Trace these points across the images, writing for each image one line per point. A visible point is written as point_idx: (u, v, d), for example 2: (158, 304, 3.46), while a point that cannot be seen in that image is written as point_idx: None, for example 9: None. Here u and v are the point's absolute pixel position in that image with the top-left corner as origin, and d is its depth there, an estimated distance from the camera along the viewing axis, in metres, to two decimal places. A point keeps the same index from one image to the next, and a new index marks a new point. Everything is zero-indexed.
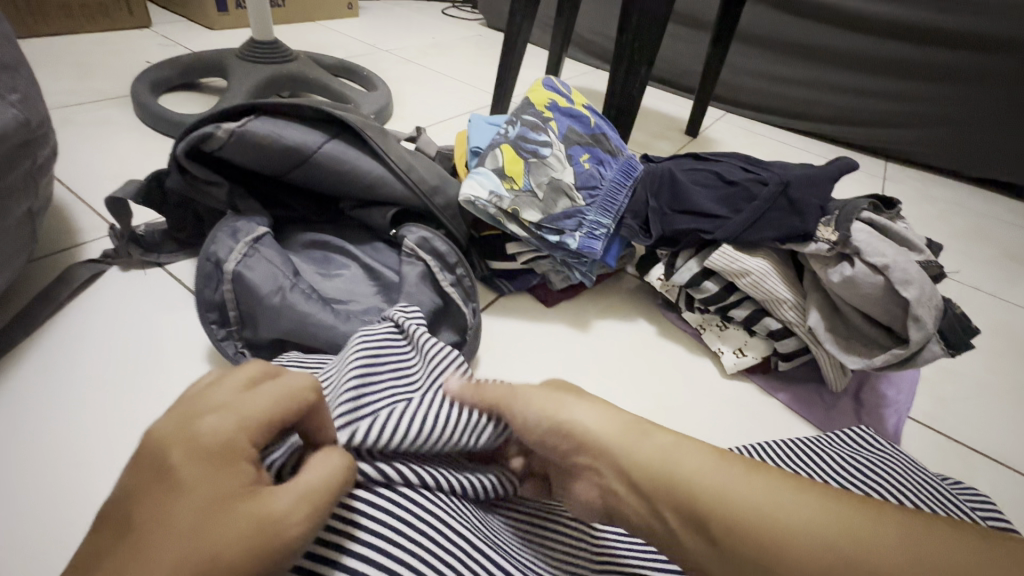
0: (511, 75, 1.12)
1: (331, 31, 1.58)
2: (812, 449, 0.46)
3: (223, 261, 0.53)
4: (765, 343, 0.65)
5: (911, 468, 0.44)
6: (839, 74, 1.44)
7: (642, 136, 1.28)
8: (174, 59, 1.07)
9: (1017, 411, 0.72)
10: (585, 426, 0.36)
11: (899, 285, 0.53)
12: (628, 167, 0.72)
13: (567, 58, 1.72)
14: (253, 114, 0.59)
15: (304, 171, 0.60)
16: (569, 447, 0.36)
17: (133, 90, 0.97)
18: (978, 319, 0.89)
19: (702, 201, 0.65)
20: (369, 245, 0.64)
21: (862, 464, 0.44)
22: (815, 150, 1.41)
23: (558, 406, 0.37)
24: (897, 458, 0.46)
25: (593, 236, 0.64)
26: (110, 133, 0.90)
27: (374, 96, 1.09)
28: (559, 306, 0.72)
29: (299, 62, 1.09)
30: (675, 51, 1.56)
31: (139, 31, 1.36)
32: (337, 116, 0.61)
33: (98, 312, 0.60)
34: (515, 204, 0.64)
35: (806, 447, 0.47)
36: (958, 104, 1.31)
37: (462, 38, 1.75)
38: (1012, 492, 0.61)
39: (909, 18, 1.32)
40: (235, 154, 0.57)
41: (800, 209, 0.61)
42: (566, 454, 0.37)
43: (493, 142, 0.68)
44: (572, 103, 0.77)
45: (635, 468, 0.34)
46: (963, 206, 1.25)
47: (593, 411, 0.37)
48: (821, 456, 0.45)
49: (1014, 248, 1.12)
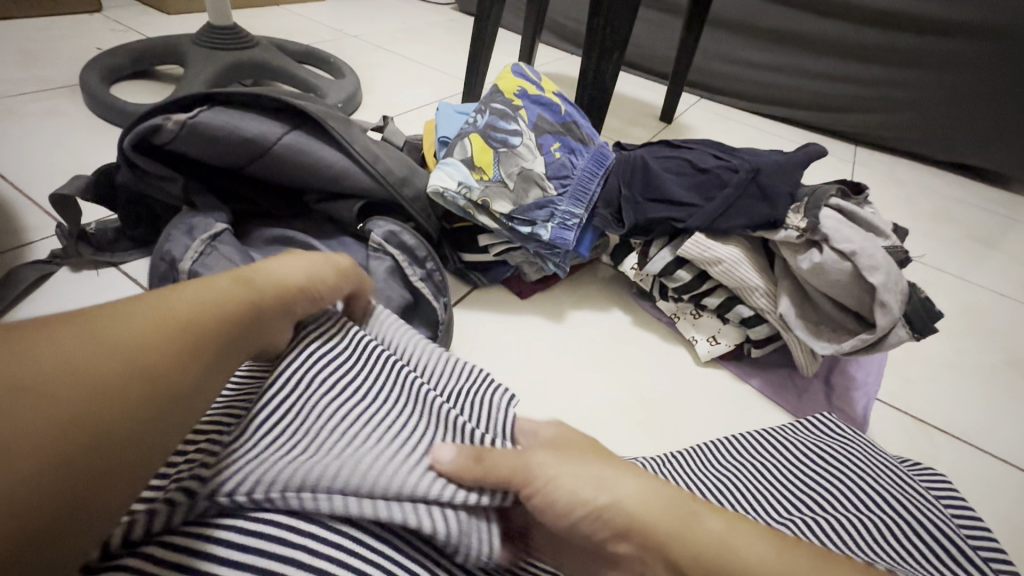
0: (483, 61, 1.10)
1: (297, 16, 1.53)
2: (774, 448, 0.45)
3: (178, 260, 0.50)
4: (738, 330, 0.65)
5: (871, 452, 0.45)
6: (809, 58, 1.45)
7: (617, 123, 1.27)
8: (127, 47, 1.01)
9: (978, 389, 0.75)
10: (625, 509, 0.32)
11: (866, 271, 0.54)
12: (600, 155, 0.71)
13: (541, 44, 1.69)
14: (207, 105, 0.56)
15: (264, 164, 0.57)
16: (611, 537, 0.32)
17: (82, 78, 0.92)
18: (942, 300, 0.92)
19: (674, 189, 0.65)
20: (335, 240, 0.62)
21: (825, 451, 0.44)
22: (787, 135, 1.42)
23: (596, 486, 0.32)
24: (859, 442, 0.47)
25: (565, 226, 0.64)
26: (59, 125, 0.86)
27: (341, 83, 1.05)
28: (534, 298, 0.71)
29: (261, 48, 1.04)
30: (649, 37, 1.55)
31: (89, 16, 1.29)
32: (296, 105, 0.58)
33: (46, 315, 0.57)
34: (485, 195, 0.62)
35: (768, 446, 0.46)
36: (923, 88, 1.34)
37: (433, 24, 1.70)
38: (974, 468, 0.63)
39: (876, 5, 1.34)
40: (188, 147, 0.54)
41: (770, 196, 0.61)
42: (604, 542, 0.33)
43: (461, 131, 0.67)
44: (543, 90, 0.75)
45: (684, 557, 0.31)
46: (929, 189, 1.28)
47: (630, 488, 0.33)
48: (785, 450, 0.45)
49: (975, 230, 1.15)
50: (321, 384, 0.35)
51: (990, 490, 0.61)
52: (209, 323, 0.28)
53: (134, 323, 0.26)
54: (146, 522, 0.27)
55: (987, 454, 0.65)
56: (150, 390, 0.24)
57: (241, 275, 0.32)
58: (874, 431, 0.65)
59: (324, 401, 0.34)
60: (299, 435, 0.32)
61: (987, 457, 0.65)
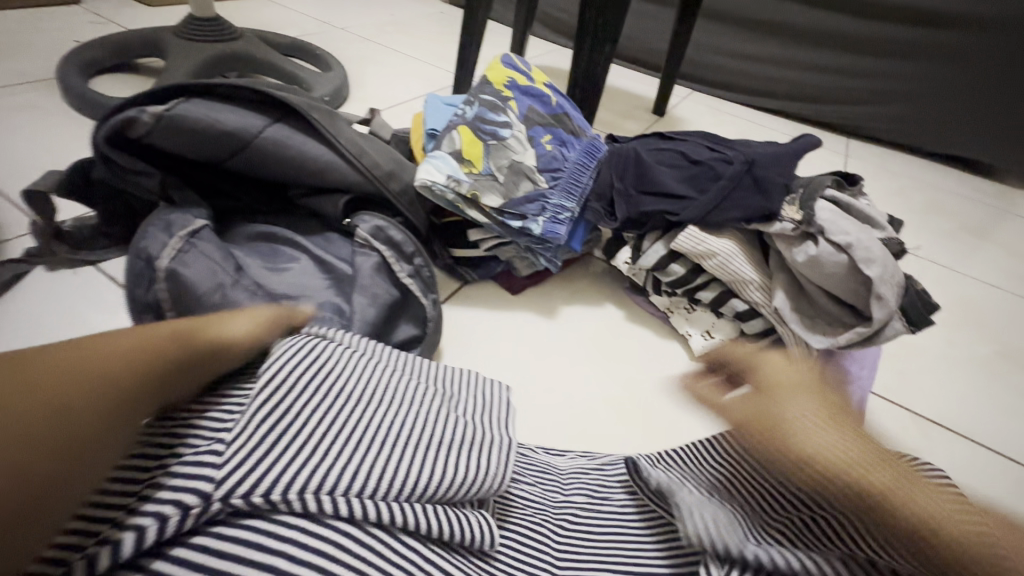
0: (473, 53, 1.08)
1: (283, 8, 1.50)
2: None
3: (156, 258, 0.48)
4: (733, 325, 0.64)
5: None
6: (802, 50, 1.44)
7: (609, 117, 1.26)
8: (106, 40, 0.98)
9: (973, 381, 0.74)
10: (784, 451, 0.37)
11: (863, 264, 0.53)
12: (592, 147, 0.70)
13: (532, 37, 1.67)
14: (184, 96, 0.54)
15: (245, 158, 0.56)
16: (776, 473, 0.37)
17: (58, 72, 0.89)
18: (935, 292, 0.92)
19: (668, 182, 0.64)
20: (320, 236, 0.61)
21: None
22: (781, 127, 1.42)
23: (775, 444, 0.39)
24: None
25: (557, 220, 0.62)
26: (35, 120, 0.83)
27: (328, 77, 1.03)
28: (525, 294, 0.70)
29: (245, 40, 1.02)
30: (641, 29, 1.54)
31: (66, 8, 1.25)
32: (278, 97, 0.56)
33: (18, 316, 0.55)
34: (474, 189, 0.61)
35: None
36: (915, 80, 1.34)
37: (422, 16, 1.68)
38: (970, 461, 0.63)
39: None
40: (165, 142, 0.53)
41: (765, 188, 0.60)
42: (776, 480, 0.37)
43: (450, 124, 0.65)
44: (533, 81, 0.73)
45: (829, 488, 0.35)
46: (922, 181, 1.28)
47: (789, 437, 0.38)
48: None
49: (968, 221, 1.15)
50: (295, 380, 0.32)
51: (986, 483, 0.60)
52: (127, 368, 0.26)
53: (56, 364, 0.24)
54: (114, 552, 0.23)
55: (983, 447, 0.65)
56: (63, 429, 0.22)
57: (168, 324, 0.30)
58: (870, 424, 0.64)
59: (296, 396, 0.31)
60: (279, 430, 0.29)
61: (983, 450, 0.65)
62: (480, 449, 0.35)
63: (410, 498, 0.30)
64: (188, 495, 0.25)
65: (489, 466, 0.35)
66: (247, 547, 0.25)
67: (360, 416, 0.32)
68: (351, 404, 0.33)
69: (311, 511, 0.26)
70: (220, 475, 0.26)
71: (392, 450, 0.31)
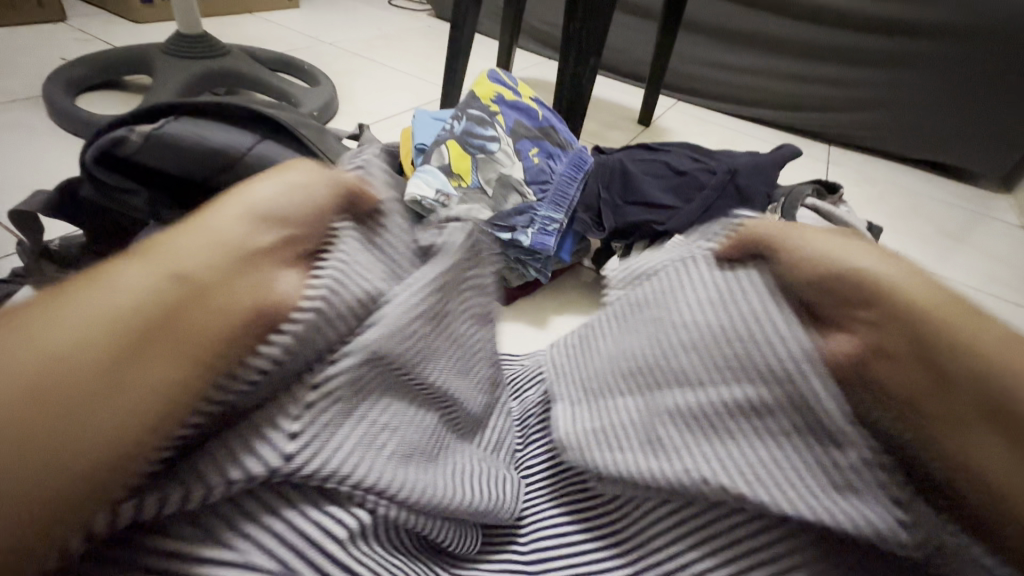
0: (461, 68, 1.09)
1: (272, 24, 1.51)
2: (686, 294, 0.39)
3: None
4: None
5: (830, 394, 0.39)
6: (782, 60, 1.48)
7: (597, 128, 1.27)
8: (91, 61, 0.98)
9: None
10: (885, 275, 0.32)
11: None
12: (580, 159, 0.70)
13: (519, 49, 1.69)
14: (174, 115, 0.54)
15: (233, 176, 0.54)
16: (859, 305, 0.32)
17: (45, 90, 0.89)
18: None
19: (654, 192, 0.65)
20: None
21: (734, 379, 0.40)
22: (764, 136, 1.45)
23: (851, 253, 0.34)
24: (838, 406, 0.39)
25: (546, 232, 0.63)
26: (20, 139, 0.83)
27: (318, 92, 1.04)
28: (516, 304, 0.70)
29: (233, 56, 1.02)
30: (626, 41, 1.56)
31: (53, 25, 1.25)
32: (267, 115, 0.57)
33: None
34: (463, 203, 0.62)
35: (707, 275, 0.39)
36: (891, 89, 1.38)
37: (410, 30, 1.70)
38: None
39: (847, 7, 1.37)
40: (153, 161, 0.53)
41: (747, 198, 0.62)
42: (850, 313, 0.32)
43: (438, 138, 0.66)
44: (519, 95, 0.75)
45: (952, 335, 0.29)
46: (900, 186, 1.32)
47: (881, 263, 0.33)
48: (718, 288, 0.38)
49: (947, 226, 1.18)
50: (394, 365, 0.34)
51: None
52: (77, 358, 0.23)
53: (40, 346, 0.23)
54: (181, 500, 0.26)
55: None
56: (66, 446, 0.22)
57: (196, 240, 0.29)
58: None
59: (384, 381, 0.34)
60: (359, 416, 0.32)
61: None
62: (499, 480, 0.40)
63: (436, 509, 0.34)
64: (259, 466, 0.27)
65: (507, 496, 0.39)
66: (287, 515, 0.28)
67: (416, 412, 0.36)
68: (419, 400, 0.36)
69: (348, 501, 0.30)
70: (291, 449, 0.28)
71: (429, 461, 0.35)
